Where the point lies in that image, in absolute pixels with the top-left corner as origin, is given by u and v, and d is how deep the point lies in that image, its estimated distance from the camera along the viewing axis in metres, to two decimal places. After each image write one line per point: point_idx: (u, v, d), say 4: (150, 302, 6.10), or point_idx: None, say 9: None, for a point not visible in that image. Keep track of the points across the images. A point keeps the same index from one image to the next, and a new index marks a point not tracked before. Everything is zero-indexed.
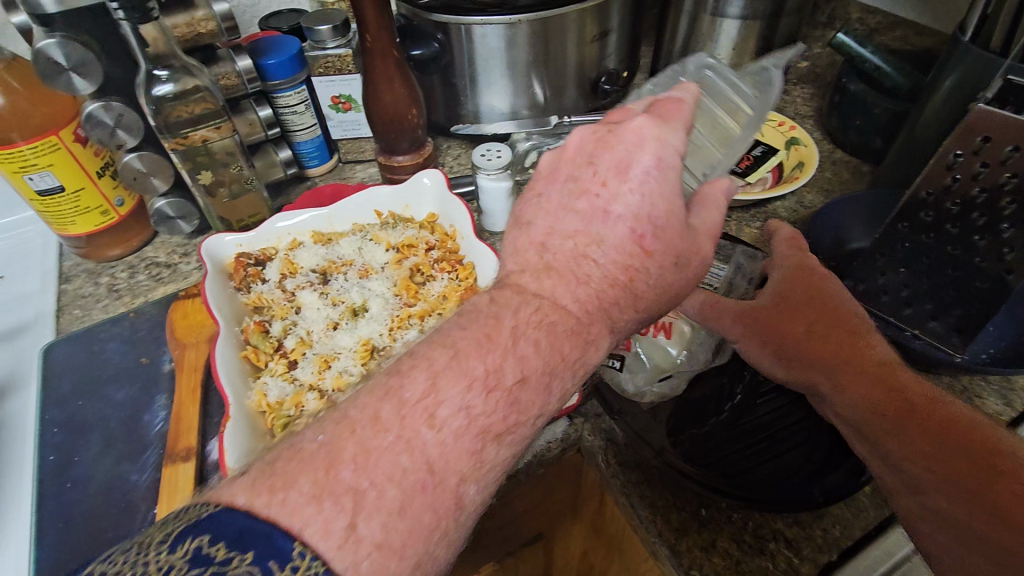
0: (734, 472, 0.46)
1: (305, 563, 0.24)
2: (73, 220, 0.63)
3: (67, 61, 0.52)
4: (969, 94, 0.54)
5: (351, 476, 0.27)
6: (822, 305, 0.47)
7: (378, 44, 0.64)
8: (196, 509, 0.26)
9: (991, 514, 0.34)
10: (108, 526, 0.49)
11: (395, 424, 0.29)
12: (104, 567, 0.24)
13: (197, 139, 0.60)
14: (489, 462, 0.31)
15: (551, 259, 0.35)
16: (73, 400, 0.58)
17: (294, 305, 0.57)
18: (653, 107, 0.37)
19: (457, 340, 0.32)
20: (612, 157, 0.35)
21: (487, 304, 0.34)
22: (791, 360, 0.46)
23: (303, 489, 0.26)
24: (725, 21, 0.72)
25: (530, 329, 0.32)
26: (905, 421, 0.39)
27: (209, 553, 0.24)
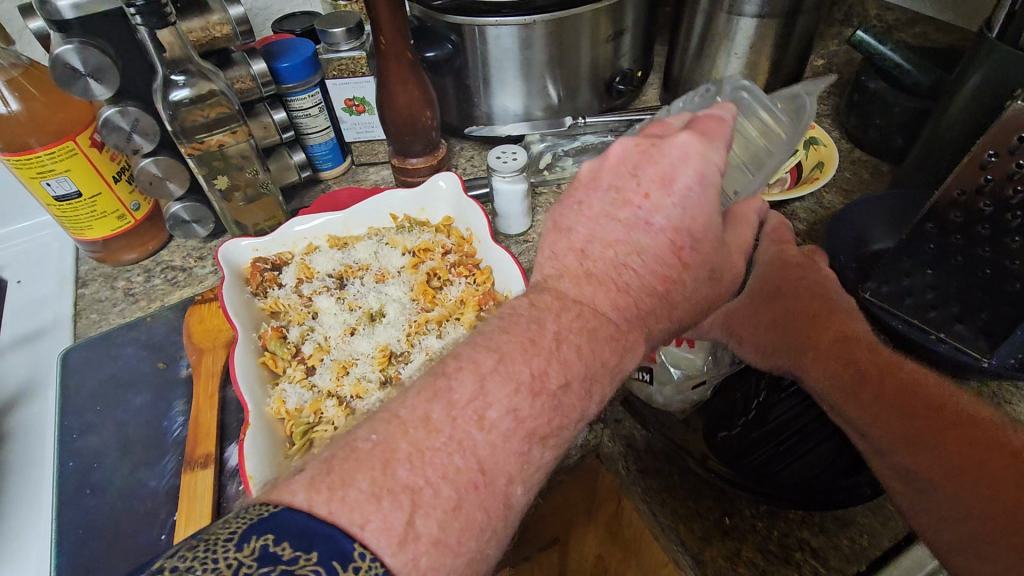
0: (760, 472, 0.45)
1: (366, 563, 0.25)
2: (89, 225, 0.63)
3: (85, 67, 0.52)
4: (1000, 92, 0.52)
5: (407, 474, 0.27)
6: (809, 294, 0.46)
7: (392, 47, 0.64)
8: (257, 508, 0.25)
9: (960, 479, 0.35)
10: (132, 531, 0.49)
11: (447, 424, 0.29)
12: (175, 562, 0.24)
13: (214, 144, 0.60)
14: (533, 466, 0.30)
15: (591, 267, 0.35)
16: (93, 405, 0.58)
17: (311, 311, 0.57)
18: (694, 123, 0.37)
19: (500, 343, 0.31)
20: (656, 170, 0.35)
21: (527, 308, 0.33)
22: (778, 352, 0.46)
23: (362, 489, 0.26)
24: (742, 20, 0.70)
25: (567, 326, 0.32)
26: (882, 403, 0.39)
27: (276, 552, 0.24)
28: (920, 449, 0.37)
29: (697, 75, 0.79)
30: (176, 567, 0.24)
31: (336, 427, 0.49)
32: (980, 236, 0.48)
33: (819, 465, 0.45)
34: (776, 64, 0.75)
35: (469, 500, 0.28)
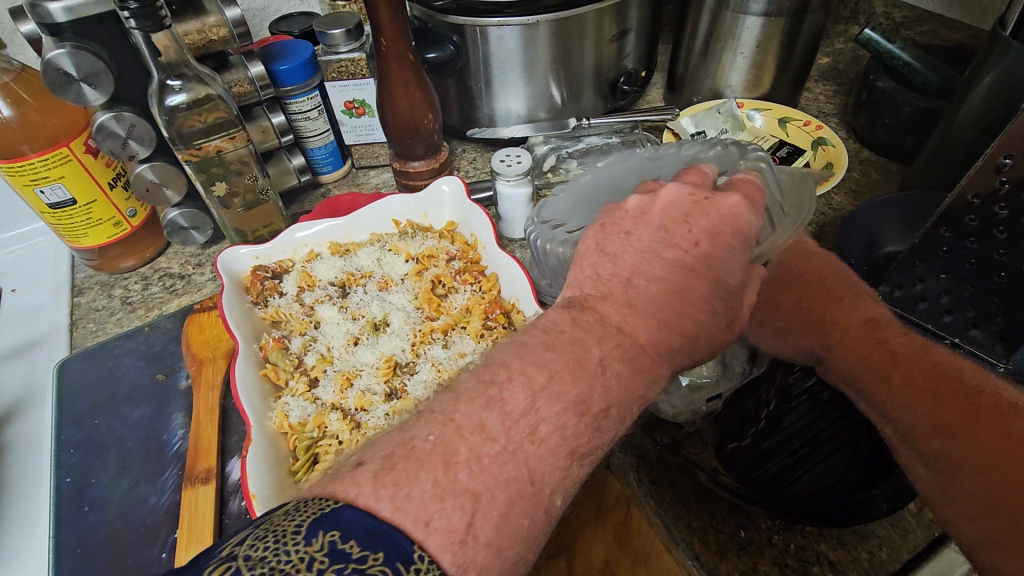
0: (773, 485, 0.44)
1: (425, 566, 0.23)
2: (85, 232, 0.61)
3: (78, 72, 0.51)
4: (1014, 92, 0.51)
5: (468, 478, 0.26)
6: (832, 283, 0.48)
7: (393, 48, 0.62)
8: (318, 503, 0.24)
9: (980, 446, 0.35)
10: (130, 551, 0.48)
11: (501, 434, 0.28)
12: (246, 552, 0.23)
13: (212, 150, 0.59)
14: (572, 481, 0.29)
15: (636, 299, 0.34)
16: (91, 419, 0.56)
17: (313, 320, 0.56)
18: (739, 184, 0.40)
19: (547, 360, 0.30)
20: (706, 223, 0.36)
21: (570, 325, 0.33)
22: (797, 339, 0.47)
23: (426, 488, 0.25)
24: (748, 18, 0.69)
25: (610, 349, 0.31)
26: (905, 381, 0.40)
27: (346, 548, 0.23)
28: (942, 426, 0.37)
29: (702, 75, 0.78)
30: (249, 556, 0.23)
31: (340, 442, 0.47)
32: (999, 239, 0.46)
33: (827, 478, 0.44)
34: (783, 63, 0.74)
35: (518, 510, 0.27)
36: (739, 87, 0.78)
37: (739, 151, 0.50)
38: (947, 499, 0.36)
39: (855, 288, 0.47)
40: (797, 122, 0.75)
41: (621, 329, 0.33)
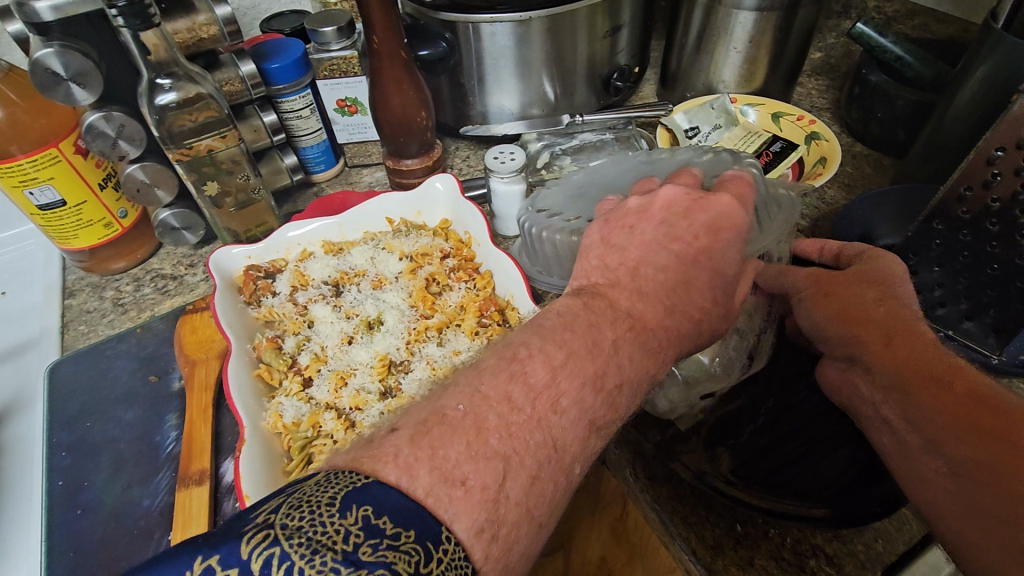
0: (766, 484, 0.43)
1: (450, 547, 0.24)
2: (75, 233, 0.61)
3: (66, 71, 0.50)
4: (1007, 84, 0.51)
5: (499, 442, 0.27)
6: (875, 280, 0.43)
7: (385, 46, 0.62)
8: (349, 476, 0.25)
9: (995, 450, 0.32)
10: (123, 554, 0.47)
11: (528, 404, 0.29)
12: (283, 522, 0.23)
13: (203, 149, 0.58)
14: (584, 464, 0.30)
15: (642, 286, 0.36)
16: (82, 422, 0.56)
17: (307, 320, 0.55)
18: (732, 186, 0.42)
19: (565, 339, 0.32)
20: (705, 218, 0.39)
21: (583, 308, 0.34)
22: (824, 334, 0.43)
23: (460, 448, 0.27)
24: (740, 13, 0.69)
25: (623, 332, 0.33)
26: (927, 384, 0.36)
27: (379, 524, 0.23)
28: (973, 441, 0.33)
29: (696, 70, 0.78)
30: (286, 525, 0.23)
31: (334, 442, 0.47)
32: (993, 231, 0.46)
33: (822, 478, 0.43)
34: (775, 57, 0.74)
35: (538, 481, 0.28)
36: (732, 82, 0.78)
37: (732, 157, 0.50)
38: (954, 507, 0.32)
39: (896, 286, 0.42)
40: (791, 117, 0.74)
41: (630, 314, 0.34)
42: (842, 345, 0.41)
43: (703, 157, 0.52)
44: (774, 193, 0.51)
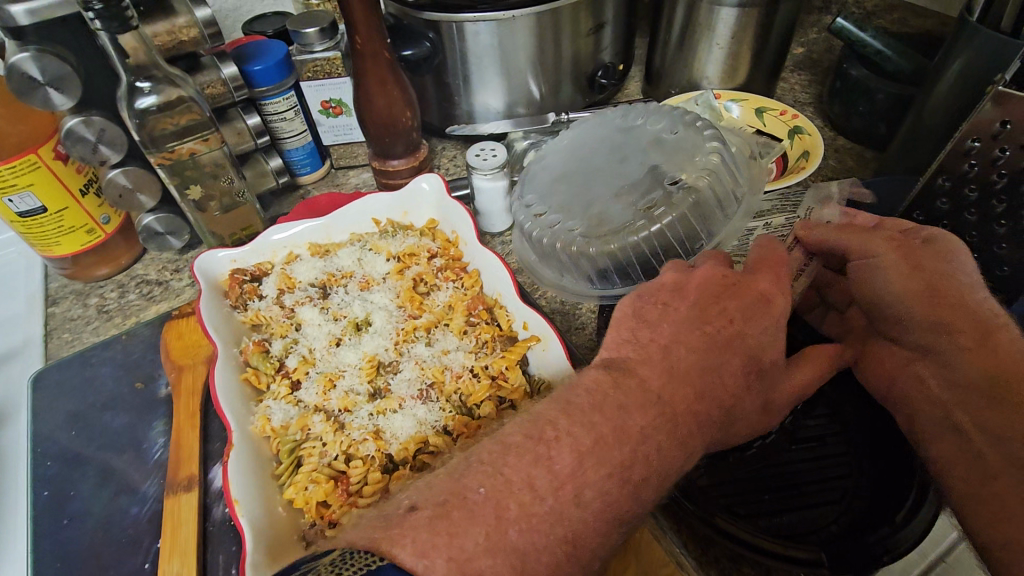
0: (766, 524, 0.42)
1: None
2: (57, 240, 0.60)
3: (43, 76, 0.49)
4: (984, 75, 0.52)
5: (517, 535, 0.29)
6: (968, 267, 0.40)
7: (368, 46, 0.62)
8: (364, 558, 0.27)
9: None
10: (111, 563, 0.47)
11: (551, 494, 0.31)
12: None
13: (185, 153, 0.58)
14: (601, 491, 0.31)
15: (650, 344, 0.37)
16: (68, 431, 0.55)
17: (294, 322, 0.55)
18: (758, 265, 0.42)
19: (595, 420, 0.33)
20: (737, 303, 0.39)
21: (613, 388, 0.35)
22: (892, 311, 0.41)
23: (479, 539, 0.29)
24: (722, 10, 0.69)
25: (652, 420, 0.33)
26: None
27: None
28: None
29: (680, 66, 0.79)
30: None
31: (324, 444, 0.47)
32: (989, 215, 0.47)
33: (852, 464, 0.45)
34: (758, 53, 0.74)
35: (553, 551, 0.30)
36: (716, 78, 0.78)
37: (697, 137, 0.56)
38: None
39: (966, 280, 0.40)
40: (774, 112, 0.75)
41: (660, 397, 0.34)
42: (924, 331, 0.39)
43: (674, 132, 0.58)
44: (734, 165, 0.57)
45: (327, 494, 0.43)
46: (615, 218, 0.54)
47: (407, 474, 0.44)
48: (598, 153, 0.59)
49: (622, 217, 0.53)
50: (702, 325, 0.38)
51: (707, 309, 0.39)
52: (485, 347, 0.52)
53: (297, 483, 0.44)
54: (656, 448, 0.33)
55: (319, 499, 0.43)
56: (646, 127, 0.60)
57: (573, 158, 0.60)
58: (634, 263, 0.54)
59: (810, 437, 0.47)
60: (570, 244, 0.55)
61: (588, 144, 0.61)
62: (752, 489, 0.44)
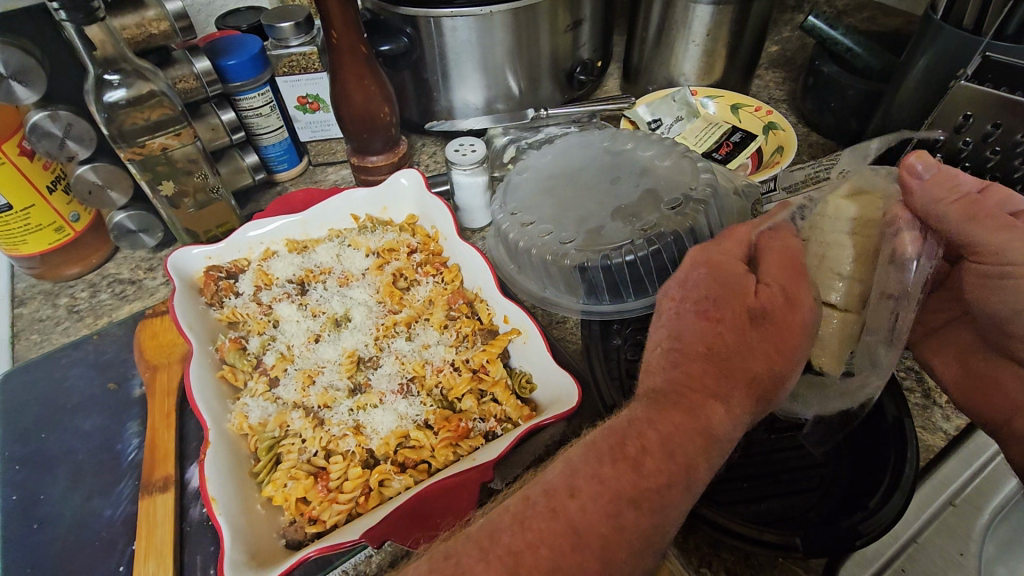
0: (745, 511, 0.42)
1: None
2: (25, 239, 0.58)
3: (6, 68, 0.48)
4: (948, 73, 0.53)
5: (511, 539, 0.30)
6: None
7: (344, 41, 0.61)
8: None
9: None
10: (83, 568, 0.46)
11: None
12: None
13: (156, 148, 0.57)
14: (596, 476, 0.32)
15: None
16: (37, 434, 0.53)
17: (271, 319, 0.54)
18: (712, 246, 0.43)
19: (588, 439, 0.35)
20: (683, 284, 0.41)
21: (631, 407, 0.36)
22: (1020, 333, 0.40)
23: (471, 549, 0.30)
24: (697, 7, 0.70)
25: (642, 412, 0.35)
26: None
27: None
28: None
29: (656, 64, 0.80)
30: None
31: (303, 440, 0.46)
32: None
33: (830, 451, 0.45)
34: (732, 50, 0.76)
35: (557, 544, 0.30)
36: (692, 75, 0.79)
37: (690, 163, 0.58)
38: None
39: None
40: (750, 108, 0.76)
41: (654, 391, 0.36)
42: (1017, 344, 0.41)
43: (665, 160, 0.60)
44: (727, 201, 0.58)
45: (307, 491, 0.42)
46: (607, 230, 0.54)
47: (389, 469, 0.44)
48: (587, 168, 0.61)
49: (615, 236, 0.54)
50: (668, 323, 0.39)
51: (670, 312, 0.40)
52: (466, 341, 0.52)
53: (275, 481, 0.43)
54: (650, 426, 0.34)
55: (298, 495, 0.42)
56: (636, 152, 0.62)
57: (558, 172, 0.62)
58: (626, 281, 0.54)
59: (788, 427, 0.47)
60: (559, 255, 0.54)
61: (573, 159, 0.63)
62: (731, 477, 0.44)
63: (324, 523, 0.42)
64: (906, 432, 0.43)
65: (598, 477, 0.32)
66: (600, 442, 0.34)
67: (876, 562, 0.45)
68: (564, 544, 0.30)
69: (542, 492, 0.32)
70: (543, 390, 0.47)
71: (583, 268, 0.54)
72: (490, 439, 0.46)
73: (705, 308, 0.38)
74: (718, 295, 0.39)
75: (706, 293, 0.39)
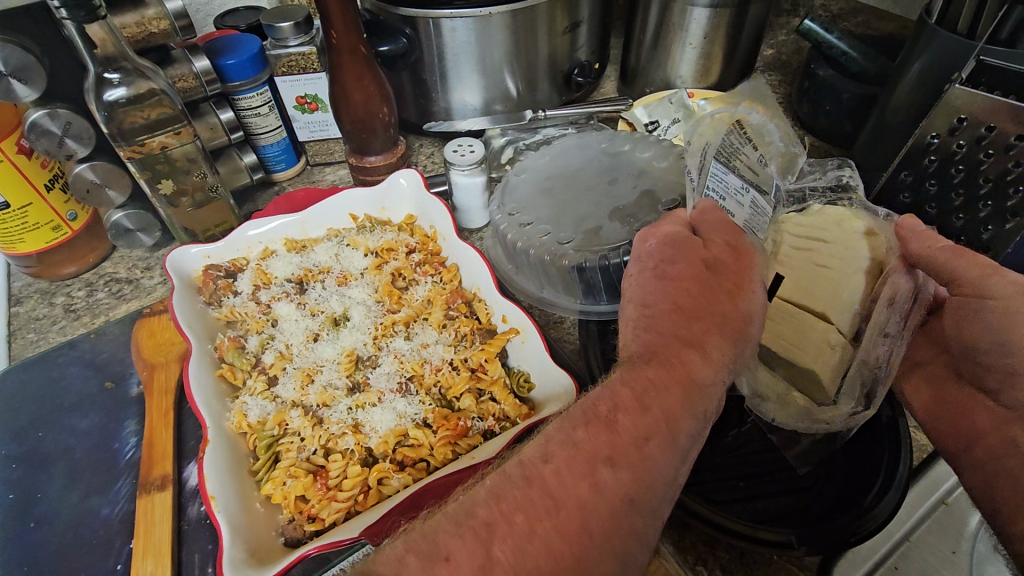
0: (742, 509, 0.42)
1: None
2: (21, 238, 0.58)
3: (6, 66, 0.48)
4: (942, 77, 0.54)
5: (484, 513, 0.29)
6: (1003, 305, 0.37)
7: (344, 40, 0.61)
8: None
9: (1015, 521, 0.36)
10: (81, 566, 0.46)
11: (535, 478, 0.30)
12: None
13: (155, 146, 0.57)
14: (570, 441, 0.31)
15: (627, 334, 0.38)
16: (33, 432, 0.53)
17: (270, 318, 0.54)
18: (657, 226, 0.43)
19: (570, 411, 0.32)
20: (647, 255, 0.41)
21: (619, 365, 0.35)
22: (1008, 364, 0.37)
23: (447, 524, 0.28)
24: (695, 10, 0.71)
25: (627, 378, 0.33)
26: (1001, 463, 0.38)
27: None
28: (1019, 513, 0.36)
29: (653, 66, 0.80)
30: None
31: (302, 439, 0.46)
32: (954, 202, 0.49)
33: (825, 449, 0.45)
34: (729, 53, 0.76)
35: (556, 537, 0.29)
36: (689, 78, 0.79)
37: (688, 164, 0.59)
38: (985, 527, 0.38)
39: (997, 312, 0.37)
40: None
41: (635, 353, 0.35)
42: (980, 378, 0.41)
43: (663, 160, 0.60)
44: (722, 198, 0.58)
45: (306, 488, 0.42)
46: (603, 232, 0.55)
47: (388, 467, 0.44)
48: (586, 171, 0.61)
49: (612, 237, 0.54)
50: (632, 295, 0.40)
51: (632, 286, 0.41)
52: (465, 340, 0.52)
53: (274, 479, 0.43)
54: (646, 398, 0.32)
55: (297, 493, 0.42)
56: (633, 154, 0.62)
57: (556, 173, 0.62)
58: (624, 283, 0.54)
59: None
60: (556, 254, 0.55)
61: (573, 161, 0.63)
62: (727, 476, 0.45)
63: (323, 521, 0.42)
64: (899, 429, 0.44)
65: (572, 443, 0.30)
66: (574, 411, 0.32)
67: (869, 560, 0.46)
68: (541, 510, 0.29)
69: (516, 465, 0.30)
70: (541, 388, 0.47)
71: (581, 268, 0.54)
72: (488, 437, 0.46)
73: (664, 271, 0.39)
74: (671, 255, 0.40)
75: (659, 256, 0.40)
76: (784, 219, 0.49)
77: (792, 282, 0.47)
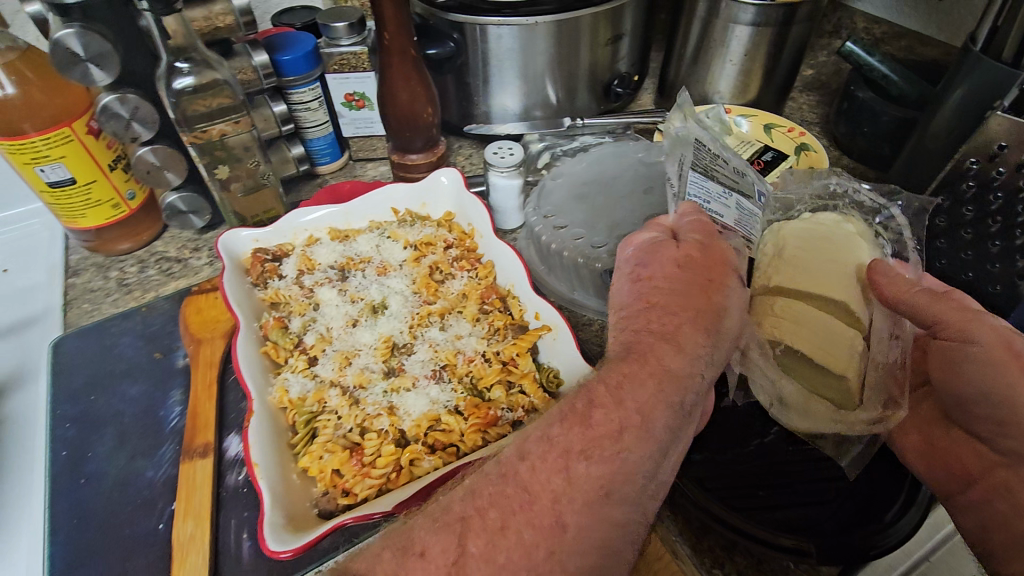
0: (762, 516, 0.43)
1: None
2: (83, 212, 0.62)
3: (85, 52, 0.51)
4: (985, 104, 0.54)
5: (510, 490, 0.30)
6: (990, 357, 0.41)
7: (395, 43, 0.64)
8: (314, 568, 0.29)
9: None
10: (124, 521, 0.48)
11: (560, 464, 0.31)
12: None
13: (215, 134, 0.60)
14: (544, 437, 0.32)
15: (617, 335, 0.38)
16: (87, 395, 0.57)
17: (313, 302, 0.57)
18: (633, 241, 0.44)
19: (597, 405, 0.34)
20: (630, 260, 0.42)
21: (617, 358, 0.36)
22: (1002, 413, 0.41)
23: (424, 522, 0.30)
24: (737, 27, 0.72)
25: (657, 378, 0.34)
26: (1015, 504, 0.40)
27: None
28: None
29: (692, 80, 0.81)
30: None
31: (339, 417, 0.49)
32: (990, 230, 0.49)
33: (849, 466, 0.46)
34: (769, 72, 0.77)
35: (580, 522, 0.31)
36: (727, 93, 0.81)
37: None
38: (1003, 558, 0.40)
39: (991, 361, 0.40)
40: (783, 128, 0.76)
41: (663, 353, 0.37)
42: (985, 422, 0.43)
43: None
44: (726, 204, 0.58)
45: (342, 463, 0.45)
46: None
47: (420, 449, 0.46)
48: (621, 179, 0.63)
49: None
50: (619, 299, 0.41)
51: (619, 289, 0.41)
52: (497, 334, 0.54)
53: (312, 453, 0.45)
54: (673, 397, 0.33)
55: (333, 467, 0.45)
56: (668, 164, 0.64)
57: (591, 180, 0.64)
58: None
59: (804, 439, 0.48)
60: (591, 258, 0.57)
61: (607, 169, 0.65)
62: (747, 484, 0.45)
63: (355, 496, 0.44)
64: None
65: (599, 432, 0.32)
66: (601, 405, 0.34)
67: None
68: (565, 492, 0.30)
69: (543, 447, 0.32)
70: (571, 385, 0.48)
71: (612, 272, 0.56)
72: (516, 427, 0.48)
73: (637, 272, 0.41)
74: (646, 258, 0.41)
75: (634, 261, 0.41)
76: (779, 226, 0.51)
77: (803, 284, 0.47)
